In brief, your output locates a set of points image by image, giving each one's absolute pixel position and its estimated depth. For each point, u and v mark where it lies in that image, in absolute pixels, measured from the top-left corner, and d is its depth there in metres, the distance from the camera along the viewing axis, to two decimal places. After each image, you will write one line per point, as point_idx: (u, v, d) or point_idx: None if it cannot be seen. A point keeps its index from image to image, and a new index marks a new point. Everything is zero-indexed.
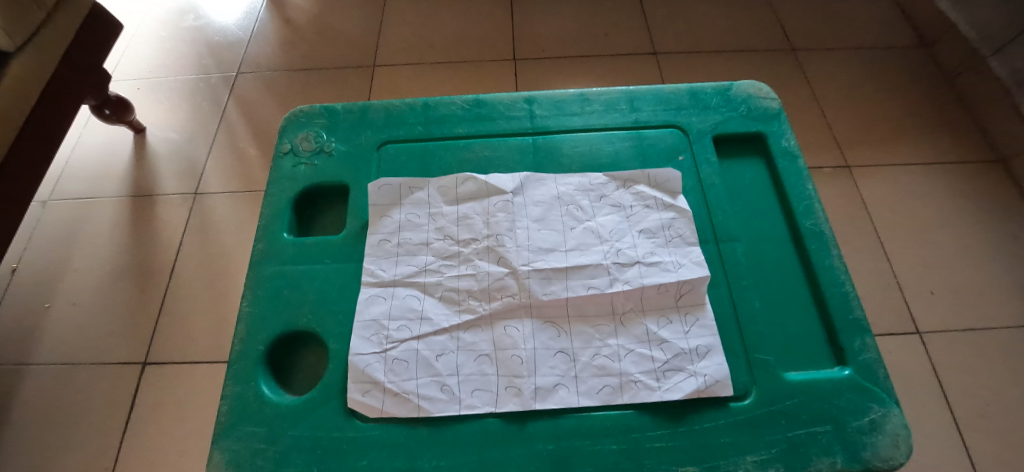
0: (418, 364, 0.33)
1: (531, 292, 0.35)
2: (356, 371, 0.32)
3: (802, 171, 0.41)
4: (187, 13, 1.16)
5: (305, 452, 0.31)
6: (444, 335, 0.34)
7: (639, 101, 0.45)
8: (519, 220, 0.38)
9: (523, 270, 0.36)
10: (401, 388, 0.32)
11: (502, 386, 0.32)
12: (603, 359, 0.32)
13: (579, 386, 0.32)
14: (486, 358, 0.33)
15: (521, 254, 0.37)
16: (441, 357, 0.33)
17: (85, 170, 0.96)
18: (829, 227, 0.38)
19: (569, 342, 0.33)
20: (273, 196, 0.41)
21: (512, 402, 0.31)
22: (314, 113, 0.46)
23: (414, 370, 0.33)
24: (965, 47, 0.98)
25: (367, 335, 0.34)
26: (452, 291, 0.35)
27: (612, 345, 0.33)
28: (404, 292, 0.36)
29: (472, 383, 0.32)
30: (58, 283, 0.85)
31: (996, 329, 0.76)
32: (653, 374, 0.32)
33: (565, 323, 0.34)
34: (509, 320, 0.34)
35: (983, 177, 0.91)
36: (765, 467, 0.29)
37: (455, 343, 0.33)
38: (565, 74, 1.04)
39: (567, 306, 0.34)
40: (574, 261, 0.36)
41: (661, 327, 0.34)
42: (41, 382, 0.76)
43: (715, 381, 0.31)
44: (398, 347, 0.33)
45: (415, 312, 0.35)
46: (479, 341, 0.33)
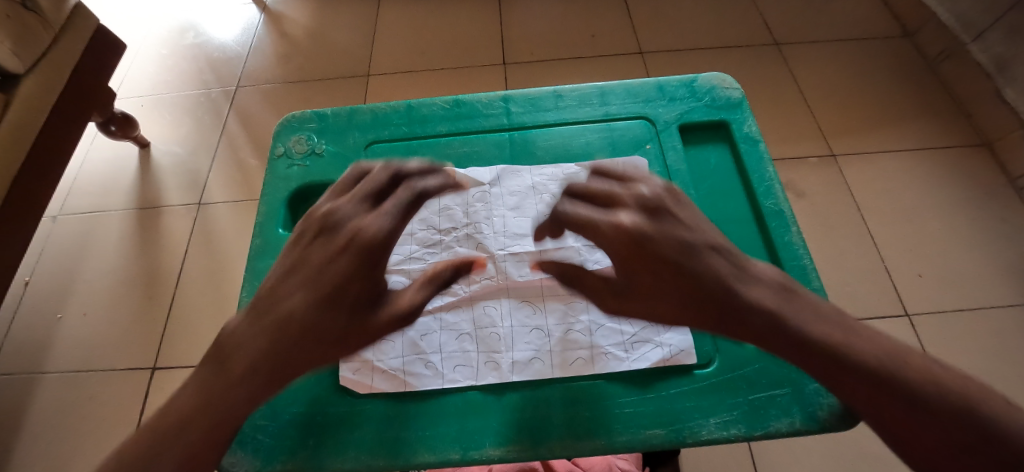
0: (404, 343, 0.36)
1: (508, 275, 0.38)
2: None
3: (763, 155, 0.43)
4: (187, 31, 1.20)
5: (304, 426, 0.33)
6: (428, 316, 0.36)
7: (609, 95, 0.48)
8: (497, 210, 0.41)
9: (501, 257, 0.39)
10: (389, 366, 0.35)
11: (481, 361, 0.35)
12: (575, 334, 0.35)
13: (553, 359, 0.34)
14: (467, 336, 0.36)
15: (500, 241, 0.39)
16: (425, 337, 0.36)
17: (92, 186, 1.00)
18: (788, 207, 0.40)
19: (544, 319, 0.36)
20: (268, 195, 0.44)
21: (492, 375, 0.34)
22: (305, 117, 0.49)
23: (401, 350, 0.35)
24: (945, 34, 1.00)
25: None
26: None
27: (584, 321, 0.36)
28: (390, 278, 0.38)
29: (454, 360, 0.35)
30: (69, 294, 0.88)
31: (983, 308, 0.78)
32: (622, 345, 0.35)
33: (540, 301, 0.37)
34: (487, 301, 0.37)
35: (967, 161, 0.92)
36: (728, 427, 0.32)
37: (438, 323, 0.36)
38: (554, 76, 1.07)
39: (542, 286, 0.37)
40: (547, 245, 0.39)
41: None
42: (56, 390, 0.79)
43: (680, 350, 0.34)
44: None
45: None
46: (460, 321, 0.36)
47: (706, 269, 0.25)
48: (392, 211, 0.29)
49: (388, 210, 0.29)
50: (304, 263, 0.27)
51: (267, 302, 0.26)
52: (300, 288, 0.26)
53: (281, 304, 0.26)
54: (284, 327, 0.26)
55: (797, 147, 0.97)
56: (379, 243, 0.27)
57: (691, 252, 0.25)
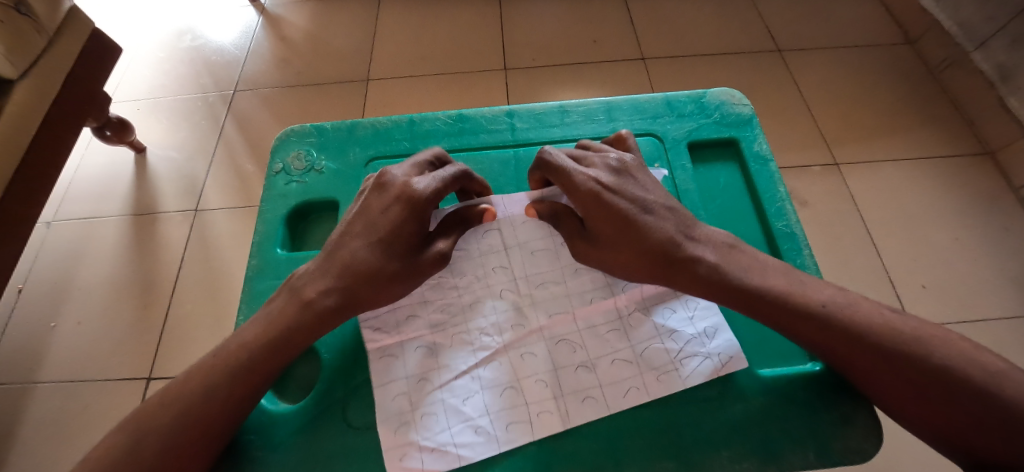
0: (447, 413, 0.34)
1: (536, 319, 0.37)
2: (388, 437, 0.33)
3: (774, 174, 0.44)
4: (185, 34, 1.19)
5: (300, 458, 0.34)
6: (463, 378, 0.35)
7: (617, 111, 0.48)
8: (513, 249, 0.40)
9: (529, 305, 0.38)
10: (437, 441, 0.33)
11: (534, 413, 0.34)
12: (622, 362, 0.35)
13: (606, 394, 0.34)
14: (508, 387, 0.34)
15: (526, 285, 0.39)
16: (467, 401, 0.34)
17: (87, 191, 0.98)
18: (800, 228, 0.41)
19: (586, 355, 0.36)
20: (266, 213, 0.43)
21: (551, 423, 0.33)
22: (304, 131, 0.48)
23: (444, 422, 0.33)
24: (948, 42, 1.00)
25: (389, 398, 0.34)
26: (463, 334, 0.37)
27: (627, 348, 0.36)
28: (412, 350, 0.36)
29: (504, 419, 0.34)
30: (62, 302, 0.87)
31: (988, 320, 0.77)
32: (670, 364, 0.35)
33: (576, 337, 0.36)
34: (523, 348, 0.36)
35: (971, 170, 0.92)
36: (738, 461, 0.32)
37: (476, 382, 0.35)
38: (555, 83, 1.06)
39: (575, 319, 0.37)
40: (574, 288, 0.38)
41: (667, 319, 0.36)
42: (48, 400, 0.78)
43: (729, 357, 0.35)
44: (422, 401, 0.34)
45: (429, 367, 0.35)
46: (498, 374, 0.35)
47: (653, 226, 0.34)
48: (442, 177, 0.36)
49: (436, 176, 0.36)
50: (369, 217, 0.35)
51: (339, 244, 0.35)
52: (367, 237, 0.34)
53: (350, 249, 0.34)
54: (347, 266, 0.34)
55: (800, 155, 0.96)
56: (430, 199, 0.35)
57: (641, 209, 0.34)
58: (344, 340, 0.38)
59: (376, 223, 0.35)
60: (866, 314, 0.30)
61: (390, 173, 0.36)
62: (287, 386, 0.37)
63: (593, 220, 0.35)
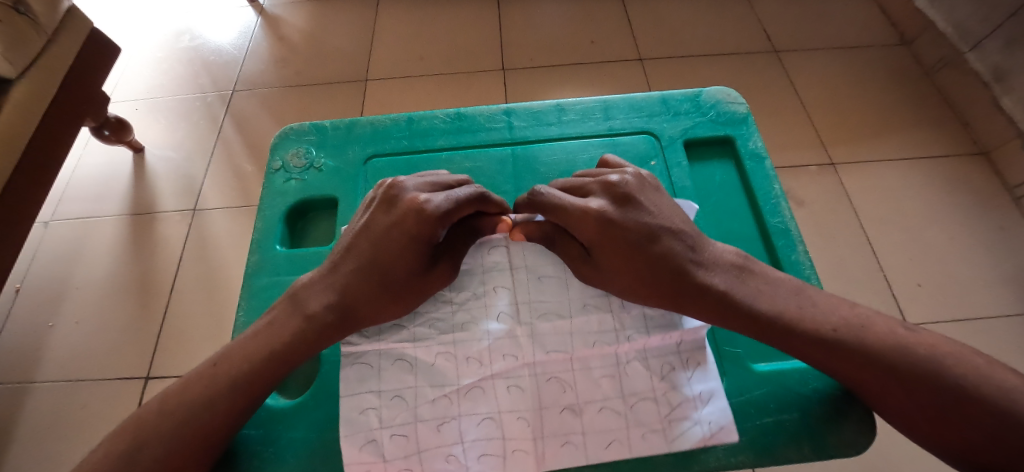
0: (420, 438, 0.33)
1: (531, 353, 0.35)
2: (351, 452, 0.33)
3: (768, 171, 0.44)
4: (184, 34, 1.19)
5: (301, 453, 0.34)
6: (442, 402, 0.34)
7: (613, 109, 0.49)
8: (519, 273, 0.38)
9: (525, 335, 0.36)
10: (405, 464, 0.33)
11: (509, 450, 0.33)
12: (609, 412, 0.34)
13: (586, 442, 0.33)
14: (489, 418, 0.34)
15: (527, 317, 0.37)
16: (442, 427, 0.33)
17: (85, 191, 0.98)
18: (794, 225, 0.41)
19: (574, 397, 0.34)
20: (266, 211, 0.44)
21: (523, 463, 0.33)
22: (303, 129, 0.48)
23: (414, 447, 0.33)
24: (942, 43, 1.01)
25: (359, 414, 0.34)
26: (448, 356, 0.35)
27: (617, 398, 0.34)
28: (390, 361, 0.35)
29: (477, 451, 0.33)
30: (61, 302, 0.87)
31: (983, 319, 0.78)
32: (659, 424, 0.34)
33: (569, 377, 0.35)
34: (511, 380, 0.35)
35: (966, 169, 0.92)
36: (735, 454, 0.33)
37: (456, 409, 0.34)
38: (553, 83, 1.07)
39: (571, 360, 0.35)
40: (575, 318, 0.36)
41: (666, 373, 0.35)
42: (46, 400, 0.78)
43: (721, 427, 0.33)
44: (394, 423, 0.34)
45: (408, 386, 0.35)
46: (479, 406, 0.34)
47: (664, 252, 0.33)
48: (457, 197, 0.35)
49: (450, 195, 0.35)
50: (378, 233, 0.34)
51: (347, 257, 0.35)
52: (376, 253, 0.34)
53: (357, 263, 0.34)
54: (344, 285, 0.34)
55: (796, 155, 0.97)
56: (443, 219, 0.34)
57: (650, 237, 0.33)
58: None
59: (385, 239, 0.34)
60: (882, 333, 0.30)
61: (401, 184, 0.36)
62: (289, 382, 0.38)
63: (598, 248, 0.34)
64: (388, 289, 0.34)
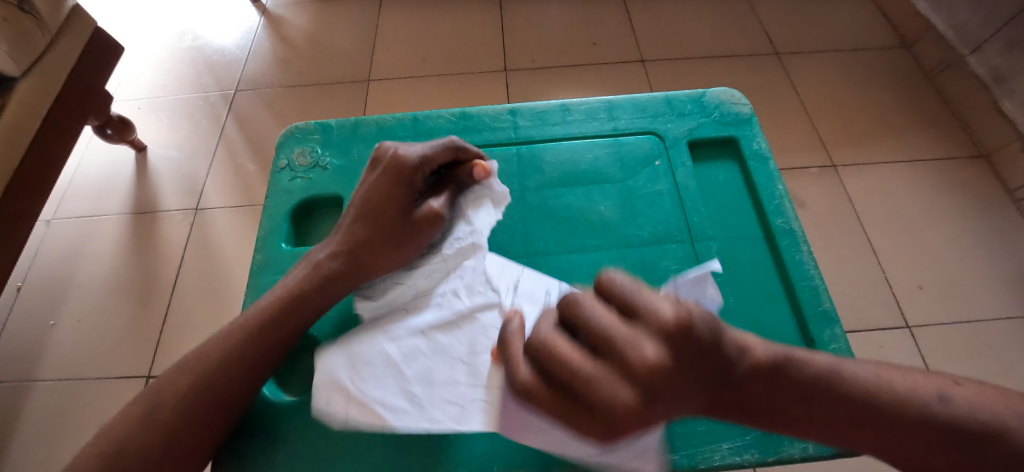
0: (388, 371, 0.35)
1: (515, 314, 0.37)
2: (323, 377, 0.35)
3: (772, 172, 0.45)
4: (186, 34, 1.19)
5: (306, 452, 0.35)
6: (419, 340, 0.36)
7: (617, 109, 0.49)
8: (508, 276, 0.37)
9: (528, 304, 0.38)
10: (366, 398, 0.34)
11: (469, 398, 0.34)
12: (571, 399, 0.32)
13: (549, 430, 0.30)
14: (461, 363, 0.35)
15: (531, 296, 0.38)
16: (412, 363, 0.35)
17: (87, 190, 0.99)
18: (798, 225, 0.42)
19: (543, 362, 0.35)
20: (271, 208, 0.44)
21: (478, 417, 0.33)
22: (308, 128, 0.48)
23: (378, 376, 0.34)
24: (943, 46, 1.01)
25: (343, 345, 0.36)
26: (439, 298, 0.38)
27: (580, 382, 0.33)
28: (385, 309, 0.38)
29: (441, 394, 0.34)
30: (63, 300, 0.87)
31: (984, 321, 0.78)
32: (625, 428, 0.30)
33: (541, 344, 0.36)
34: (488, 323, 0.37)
35: (967, 172, 0.93)
36: (739, 452, 0.33)
37: (429, 346, 0.36)
38: (555, 84, 1.07)
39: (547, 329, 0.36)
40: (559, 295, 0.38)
41: None
42: (48, 398, 0.78)
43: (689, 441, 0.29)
44: (370, 352, 0.35)
45: (402, 327, 0.37)
46: (454, 345, 0.36)
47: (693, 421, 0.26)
48: (431, 147, 0.39)
49: (426, 145, 0.39)
50: (370, 189, 0.37)
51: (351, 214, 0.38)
52: (374, 205, 0.37)
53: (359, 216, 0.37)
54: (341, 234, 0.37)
55: (797, 157, 0.97)
56: (424, 165, 0.38)
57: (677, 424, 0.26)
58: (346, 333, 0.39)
59: (378, 191, 0.37)
60: None
61: (384, 146, 0.39)
62: (291, 380, 0.38)
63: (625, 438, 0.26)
64: (394, 235, 0.37)
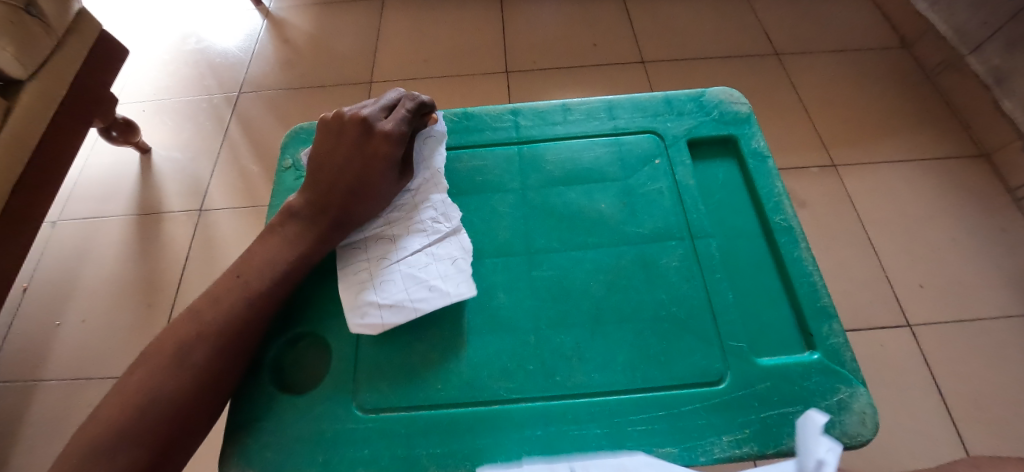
0: (403, 279, 0.39)
1: None
2: (353, 303, 0.38)
3: (771, 170, 0.45)
4: (189, 37, 1.20)
5: (309, 445, 0.35)
6: (420, 253, 0.40)
7: (617, 109, 0.50)
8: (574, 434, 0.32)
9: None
10: (393, 302, 0.37)
11: None
12: None
13: None
14: None
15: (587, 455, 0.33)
16: (422, 269, 0.39)
17: (92, 191, 0.99)
18: (796, 222, 0.42)
19: None
20: (276, 207, 0.45)
21: None
22: (313, 129, 0.50)
23: (401, 284, 0.38)
24: (943, 45, 1.01)
25: (359, 279, 0.39)
26: (421, 219, 0.42)
27: None
28: (373, 241, 0.41)
29: (454, 280, 0.38)
30: (68, 301, 0.88)
31: (985, 320, 0.78)
32: None
33: None
34: None
35: (967, 171, 0.93)
36: (740, 445, 0.34)
37: (431, 254, 0.40)
38: (556, 86, 1.08)
39: None
40: None
41: None
42: (53, 398, 0.78)
43: None
44: (383, 274, 0.39)
45: (409, 250, 0.40)
46: None
47: None
48: (404, 116, 0.42)
49: (401, 114, 0.41)
50: (348, 154, 0.40)
51: (339, 176, 0.40)
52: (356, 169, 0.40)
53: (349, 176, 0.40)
54: (319, 195, 0.40)
55: (797, 156, 0.97)
56: (406, 137, 0.41)
57: None
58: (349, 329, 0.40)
59: (366, 159, 0.40)
60: None
61: (362, 113, 0.41)
62: (294, 374, 0.39)
63: None
64: (382, 193, 0.41)
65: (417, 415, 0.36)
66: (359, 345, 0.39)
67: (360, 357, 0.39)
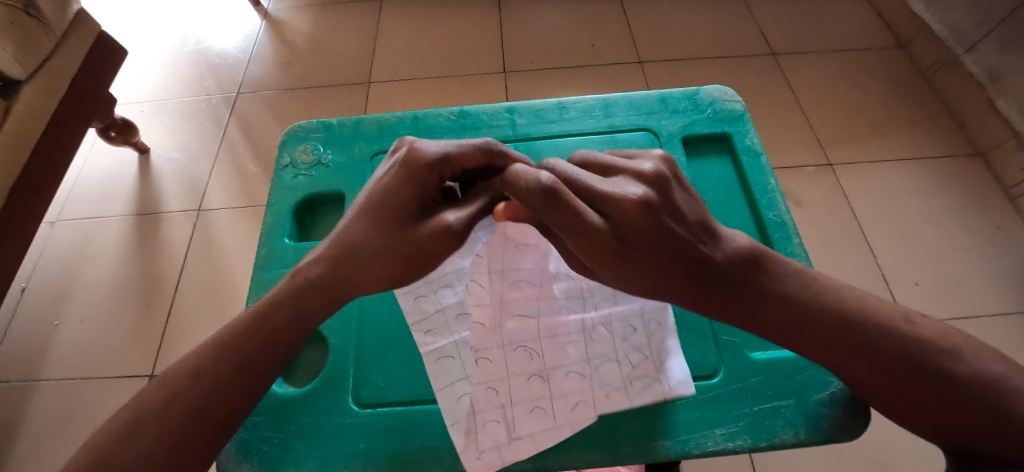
0: (499, 416, 0.35)
1: (568, 389, 0.36)
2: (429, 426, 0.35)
3: (765, 167, 0.46)
4: (188, 38, 1.20)
5: (308, 439, 0.36)
6: (517, 382, 0.37)
7: (613, 107, 0.50)
8: (504, 362, 0.37)
9: (591, 388, 0.36)
10: (487, 446, 0.34)
11: (479, 419, 0.35)
12: (564, 401, 0.36)
13: (554, 405, 0.36)
14: (501, 415, 0.35)
15: (505, 356, 0.37)
16: (517, 404, 0.36)
17: (91, 192, 1.00)
18: (790, 219, 0.43)
19: (555, 393, 0.36)
20: (274, 205, 0.46)
21: (496, 431, 0.35)
22: (311, 127, 0.50)
23: (497, 422, 0.35)
24: (938, 45, 1.02)
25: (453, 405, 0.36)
26: (520, 335, 0.38)
27: (588, 398, 0.36)
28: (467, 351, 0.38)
29: (555, 420, 0.35)
30: (67, 301, 0.88)
31: (980, 318, 0.79)
32: (622, 383, 0.36)
33: (560, 391, 0.36)
34: (531, 392, 0.36)
35: (963, 170, 0.93)
36: (733, 438, 0.34)
37: (529, 386, 0.36)
38: (553, 86, 1.08)
39: (584, 395, 0.36)
40: (602, 373, 0.37)
41: (602, 374, 0.37)
42: (51, 397, 0.79)
43: (623, 394, 0.36)
44: (479, 407, 0.36)
45: (507, 376, 0.37)
46: (493, 403, 0.36)
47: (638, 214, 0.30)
48: (462, 145, 0.36)
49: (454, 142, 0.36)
50: (381, 182, 0.36)
51: (390, 228, 0.34)
52: (378, 201, 0.35)
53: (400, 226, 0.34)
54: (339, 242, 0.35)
55: (794, 155, 0.98)
56: (440, 160, 0.35)
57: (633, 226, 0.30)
58: (348, 326, 0.41)
59: (390, 186, 0.34)
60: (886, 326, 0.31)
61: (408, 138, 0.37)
62: (294, 370, 0.40)
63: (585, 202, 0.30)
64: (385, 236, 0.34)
65: (415, 409, 0.36)
66: (359, 342, 0.40)
67: (360, 351, 0.39)
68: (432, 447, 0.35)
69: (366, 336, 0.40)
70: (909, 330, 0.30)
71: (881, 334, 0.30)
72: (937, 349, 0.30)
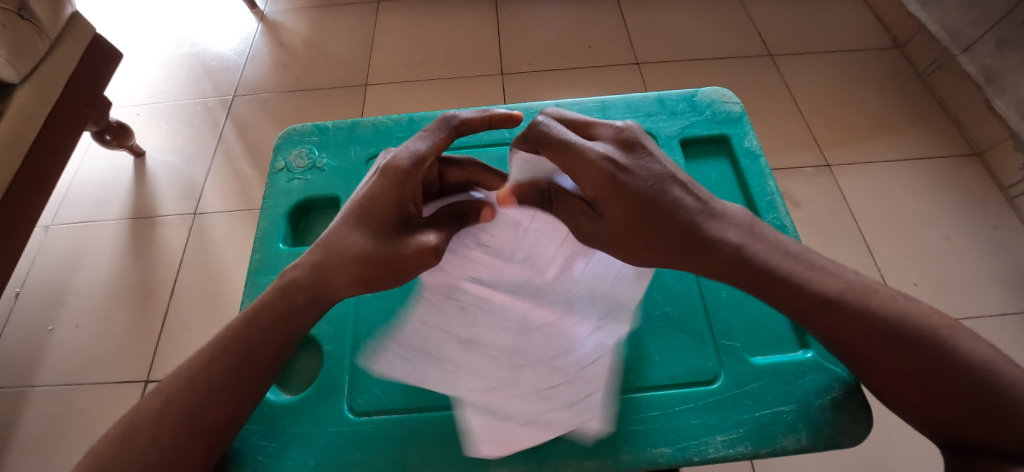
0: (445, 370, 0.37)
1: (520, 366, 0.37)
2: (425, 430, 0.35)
3: (764, 169, 0.45)
4: (185, 41, 1.20)
5: (302, 448, 0.35)
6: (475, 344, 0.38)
7: (611, 109, 0.50)
8: (469, 325, 0.39)
9: (540, 373, 0.36)
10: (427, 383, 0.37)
11: (432, 365, 0.37)
12: (511, 376, 0.36)
13: (501, 377, 0.36)
14: (448, 369, 0.37)
15: (472, 317, 0.39)
16: (467, 366, 0.37)
17: (86, 196, 0.99)
18: (790, 221, 0.42)
19: (504, 367, 0.37)
20: (269, 210, 0.45)
21: (441, 380, 0.37)
22: (306, 131, 0.50)
23: (442, 374, 0.37)
24: (935, 46, 1.02)
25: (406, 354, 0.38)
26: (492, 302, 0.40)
27: (533, 378, 0.36)
28: (444, 301, 0.40)
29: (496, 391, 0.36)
30: (60, 306, 0.87)
31: (980, 318, 0.79)
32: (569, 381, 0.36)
33: (511, 364, 0.37)
34: (485, 361, 0.37)
35: (961, 170, 0.93)
36: (733, 445, 0.34)
37: (483, 353, 0.38)
38: (551, 88, 1.08)
39: (530, 378, 0.36)
40: (554, 363, 0.37)
41: (556, 363, 0.37)
42: (45, 403, 0.78)
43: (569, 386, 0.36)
44: (432, 358, 0.38)
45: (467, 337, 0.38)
46: (447, 355, 0.38)
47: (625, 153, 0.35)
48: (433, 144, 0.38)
49: (426, 141, 0.38)
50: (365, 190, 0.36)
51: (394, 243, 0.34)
52: (363, 210, 0.35)
53: (413, 224, 0.36)
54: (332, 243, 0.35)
55: (793, 156, 0.98)
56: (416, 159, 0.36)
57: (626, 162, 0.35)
58: (345, 332, 0.40)
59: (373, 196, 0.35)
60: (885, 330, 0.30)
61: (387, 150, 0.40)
62: (289, 377, 0.39)
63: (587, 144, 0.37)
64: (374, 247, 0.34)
65: (410, 417, 0.36)
66: (355, 347, 0.40)
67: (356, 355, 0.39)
68: (429, 456, 0.34)
69: (363, 342, 0.40)
70: (908, 332, 0.30)
71: (881, 332, 0.30)
72: (936, 353, 0.29)
